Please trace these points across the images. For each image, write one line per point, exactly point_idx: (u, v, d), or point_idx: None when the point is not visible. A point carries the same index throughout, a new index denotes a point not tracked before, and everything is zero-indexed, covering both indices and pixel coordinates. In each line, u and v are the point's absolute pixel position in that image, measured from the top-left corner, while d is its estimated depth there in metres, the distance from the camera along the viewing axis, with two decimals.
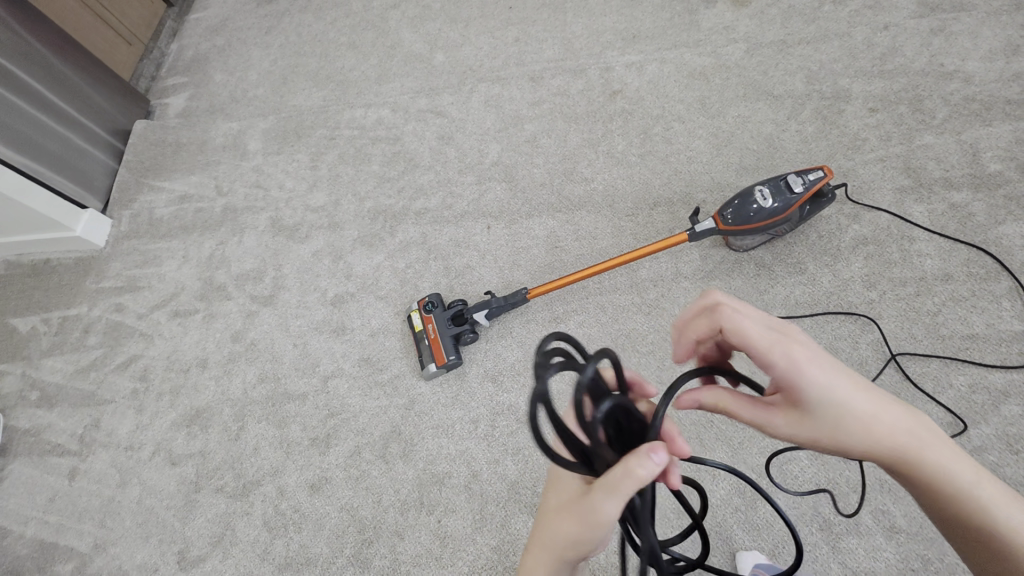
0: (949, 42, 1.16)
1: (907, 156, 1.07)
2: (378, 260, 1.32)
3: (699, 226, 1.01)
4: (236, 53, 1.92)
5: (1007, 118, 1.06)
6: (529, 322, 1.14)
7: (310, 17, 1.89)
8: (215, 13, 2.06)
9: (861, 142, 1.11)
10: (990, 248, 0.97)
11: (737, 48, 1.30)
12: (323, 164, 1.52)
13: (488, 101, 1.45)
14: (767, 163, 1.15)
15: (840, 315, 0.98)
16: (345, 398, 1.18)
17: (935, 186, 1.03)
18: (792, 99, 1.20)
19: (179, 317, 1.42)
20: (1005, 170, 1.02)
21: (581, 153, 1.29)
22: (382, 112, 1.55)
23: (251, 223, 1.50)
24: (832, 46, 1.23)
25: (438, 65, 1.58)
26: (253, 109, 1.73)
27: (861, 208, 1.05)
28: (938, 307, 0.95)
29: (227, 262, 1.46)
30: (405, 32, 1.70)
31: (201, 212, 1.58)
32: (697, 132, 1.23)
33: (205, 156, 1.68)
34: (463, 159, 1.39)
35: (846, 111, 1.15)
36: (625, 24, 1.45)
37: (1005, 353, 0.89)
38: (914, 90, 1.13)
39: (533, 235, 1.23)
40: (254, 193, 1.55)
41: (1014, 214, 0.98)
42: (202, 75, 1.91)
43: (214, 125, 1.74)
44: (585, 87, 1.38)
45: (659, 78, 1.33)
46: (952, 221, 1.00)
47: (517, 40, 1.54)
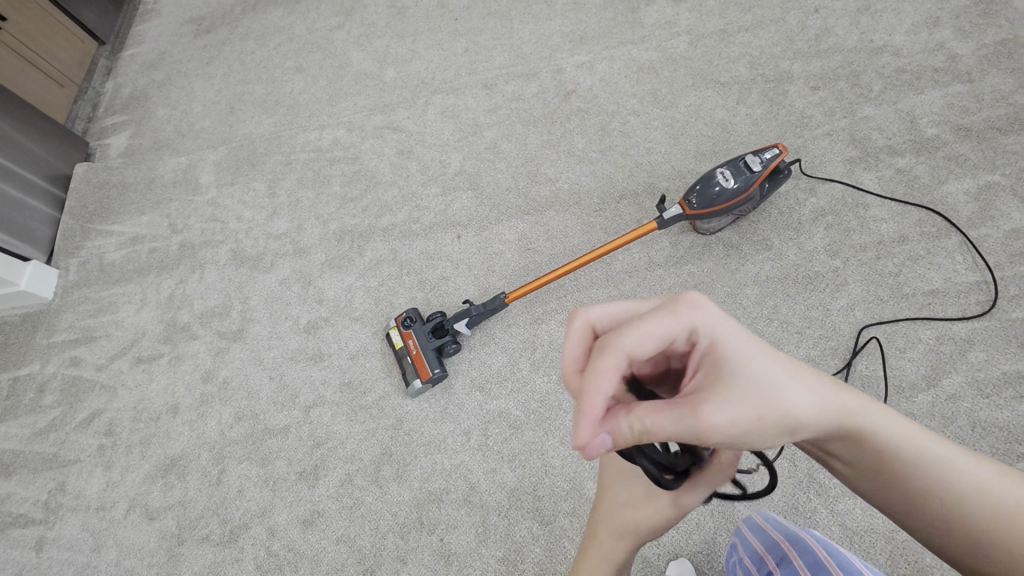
0: (875, 19, 1.22)
1: (852, 129, 1.12)
2: (349, 281, 1.29)
3: (667, 213, 1.03)
4: (177, 86, 1.86)
5: (937, 85, 1.12)
6: (511, 326, 1.13)
7: (252, 44, 1.85)
8: (151, 49, 2.00)
9: (808, 119, 1.16)
10: (938, 207, 1.01)
11: (681, 41, 1.35)
12: (281, 191, 1.48)
13: (444, 112, 1.45)
14: (723, 148, 1.19)
15: (809, 285, 1.01)
16: (329, 427, 1.14)
17: (880, 155, 1.09)
18: (738, 84, 1.24)
19: (143, 364, 1.35)
20: (942, 133, 1.07)
21: (542, 154, 1.30)
22: (338, 132, 1.53)
23: (212, 258, 1.45)
24: (769, 32, 1.29)
25: (390, 81, 1.57)
26: (202, 141, 1.68)
27: (815, 181, 1.09)
28: (898, 268, 0.99)
29: (189, 301, 1.40)
30: (352, 52, 1.69)
31: (156, 252, 1.51)
32: (653, 124, 1.26)
33: (155, 194, 1.62)
34: (425, 172, 1.38)
35: (790, 92, 1.20)
36: (571, 26, 1.47)
37: (965, 303, 0.94)
38: (849, 67, 1.19)
39: (504, 240, 1.23)
40: (211, 227, 1.50)
41: (956, 173, 1.03)
42: (144, 112, 1.84)
43: (162, 162, 1.68)
44: (538, 90, 1.39)
45: (610, 75, 1.35)
46: (900, 185, 1.05)
47: (466, 50, 1.54)
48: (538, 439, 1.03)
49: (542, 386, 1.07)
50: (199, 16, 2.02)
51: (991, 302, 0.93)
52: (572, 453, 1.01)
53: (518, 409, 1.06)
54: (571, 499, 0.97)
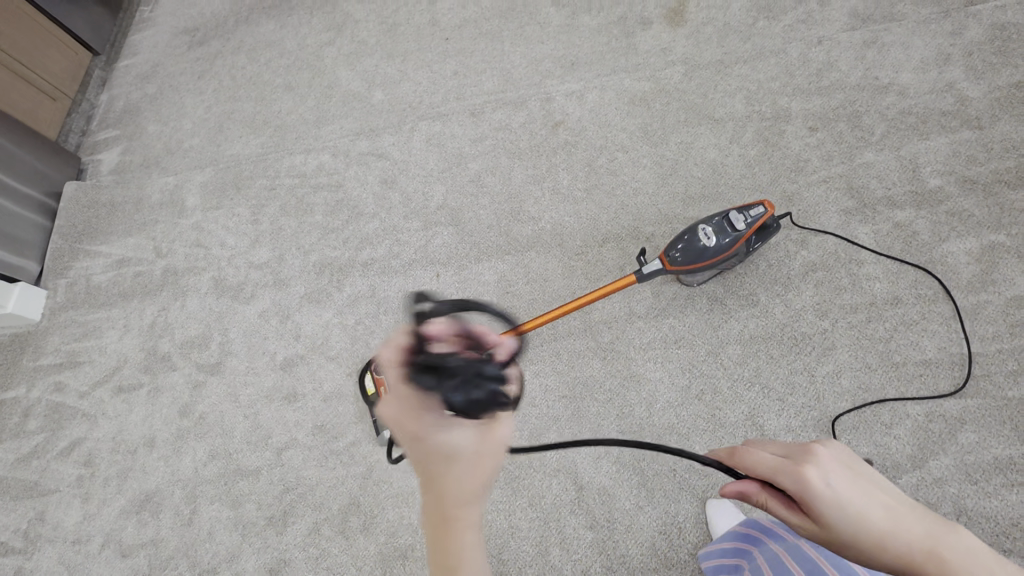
0: (882, 53, 1.15)
1: (850, 176, 1.06)
2: (327, 318, 1.27)
3: (646, 267, 0.98)
4: (169, 101, 1.84)
5: (944, 130, 1.04)
6: None
7: (243, 58, 1.82)
8: (145, 59, 1.98)
9: (803, 164, 1.09)
10: (936, 268, 0.95)
11: (676, 71, 1.28)
12: (265, 218, 1.46)
13: (429, 140, 1.41)
14: (713, 192, 1.13)
15: (794, 347, 0.96)
16: (301, 471, 1.13)
17: (878, 206, 1.02)
18: (732, 121, 1.18)
19: (124, 393, 1.35)
20: (946, 185, 1.00)
21: (526, 191, 1.26)
22: (323, 157, 1.50)
23: (194, 286, 1.44)
24: (768, 64, 1.22)
25: (377, 103, 1.53)
26: (189, 161, 1.66)
27: (807, 233, 1.04)
28: (890, 333, 0.93)
29: (170, 330, 1.40)
30: (341, 70, 1.65)
31: (140, 276, 1.51)
32: (642, 161, 1.20)
33: (141, 215, 1.61)
34: (407, 204, 1.34)
35: (787, 132, 1.13)
36: (563, 50, 1.41)
37: (959, 377, 0.88)
38: (851, 106, 1.12)
39: (483, 281, 1.20)
40: (195, 253, 1.48)
41: (958, 231, 0.97)
42: (135, 127, 1.83)
43: (150, 181, 1.67)
44: (526, 120, 1.34)
45: (600, 106, 1.30)
46: (897, 240, 0.99)
47: (456, 73, 1.49)
48: (505, 498, 1.00)
49: (513, 442, 1.04)
50: (192, 26, 1.99)
51: (985, 377, 0.88)
52: (540, 515, 0.98)
53: None
54: (537, 563, 0.95)
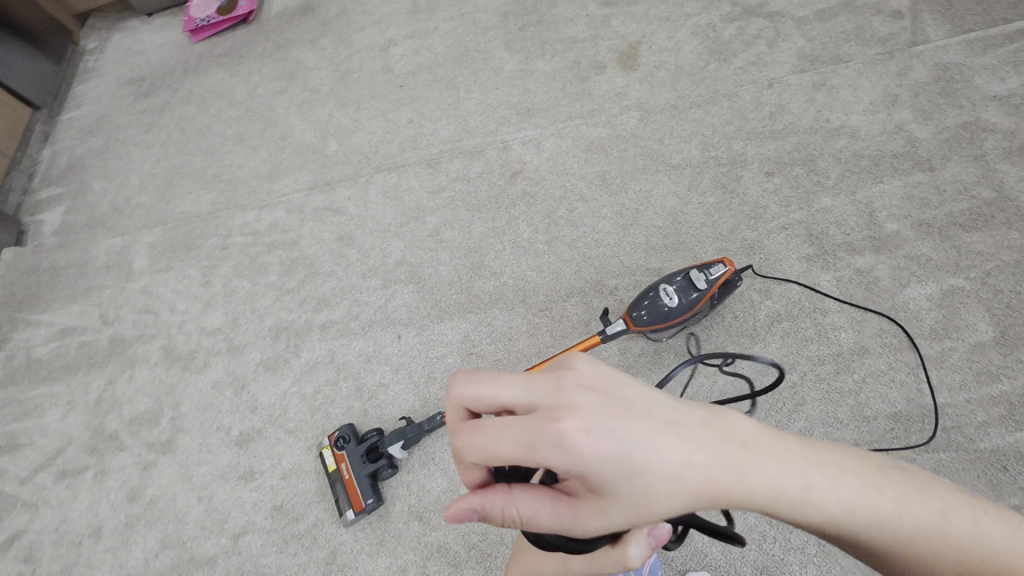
0: (832, 95, 1.16)
1: (808, 222, 1.05)
2: (284, 387, 1.21)
3: (610, 328, 0.96)
4: (115, 155, 1.77)
5: (896, 173, 1.05)
6: (451, 444, 1.06)
7: (192, 109, 1.76)
8: (89, 112, 1.90)
9: (762, 210, 1.09)
10: (899, 315, 0.95)
11: (631, 116, 1.27)
12: (216, 280, 1.40)
13: (386, 193, 1.37)
14: (675, 241, 1.11)
15: (765, 402, 0.94)
16: (259, 558, 1.06)
17: (838, 253, 1.02)
18: (689, 168, 1.17)
19: (67, 478, 1.26)
20: (902, 229, 1.00)
21: (487, 244, 1.22)
22: (277, 213, 1.44)
23: (143, 356, 1.36)
24: (722, 107, 1.22)
25: (331, 155, 1.49)
26: (137, 220, 1.59)
27: (770, 282, 1.02)
28: (858, 386, 0.92)
29: (118, 405, 1.31)
30: (294, 120, 1.60)
31: (85, 347, 1.42)
32: (602, 211, 1.18)
33: (86, 280, 1.52)
34: (365, 261, 1.30)
35: (744, 177, 1.13)
36: (518, 96, 1.40)
37: (930, 430, 0.87)
38: (805, 150, 1.12)
39: (446, 342, 1.15)
40: (143, 319, 1.41)
41: (917, 276, 0.97)
42: (79, 184, 1.74)
43: (96, 242, 1.59)
44: (483, 170, 1.32)
45: (558, 154, 1.28)
46: (859, 288, 0.98)
47: (411, 121, 1.46)
48: None
49: (484, 517, 0.99)
50: (139, 76, 1.92)
51: (956, 429, 0.86)
52: None
53: (458, 542, 0.99)
54: None
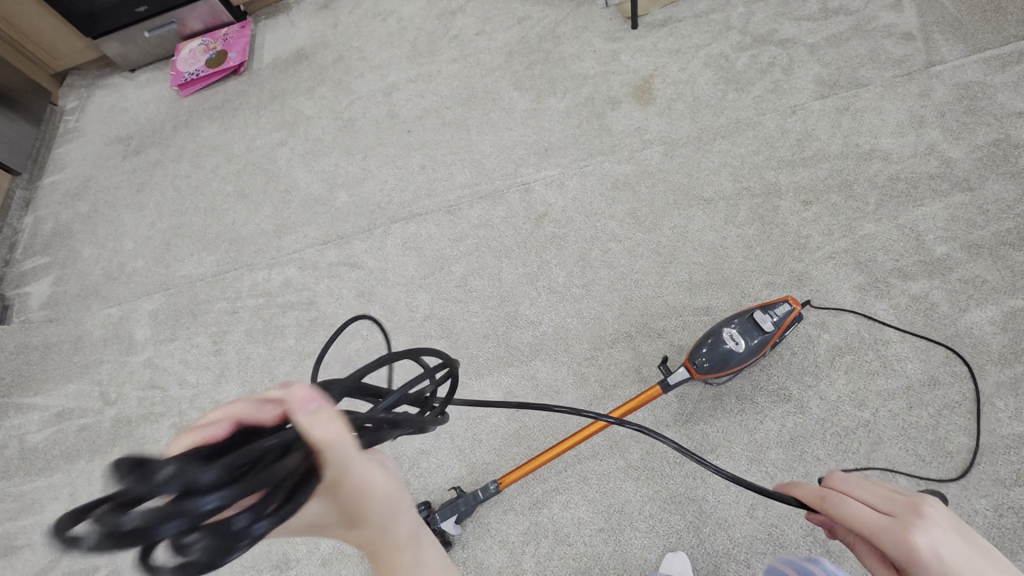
0: (857, 119, 1.15)
1: (855, 250, 1.03)
2: None
3: (672, 376, 0.89)
4: (104, 219, 1.67)
5: (936, 194, 1.04)
6: (507, 513, 0.98)
7: (186, 166, 1.69)
8: (73, 174, 1.81)
9: (805, 240, 1.06)
10: (963, 341, 0.92)
11: (655, 151, 1.25)
12: (228, 347, 1.31)
13: (405, 243, 1.31)
14: (719, 277, 1.07)
15: (840, 443, 0.90)
16: None
17: (890, 279, 0.99)
18: (723, 200, 1.14)
19: None
20: (952, 252, 0.98)
21: (520, 292, 1.17)
22: (288, 271, 1.37)
23: (152, 437, 1.25)
24: (747, 137, 1.20)
25: (342, 206, 1.43)
26: (134, 287, 1.49)
27: (825, 314, 0.99)
28: (935, 419, 0.88)
29: None
30: (298, 172, 1.54)
31: (85, 431, 1.30)
32: (638, 250, 1.14)
33: (82, 356, 1.42)
34: (390, 317, 1.23)
35: (781, 208, 1.10)
36: (533, 136, 1.37)
37: (1018, 463, 0.83)
38: (840, 176, 1.10)
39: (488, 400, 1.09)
40: (150, 396, 1.30)
41: (976, 299, 0.94)
42: (67, 251, 1.64)
43: (90, 314, 1.49)
44: (507, 214, 1.27)
45: (583, 193, 1.24)
46: (918, 315, 0.95)
47: (423, 167, 1.42)
48: None
49: None
50: (126, 134, 1.84)
51: None
52: None
53: None
54: None
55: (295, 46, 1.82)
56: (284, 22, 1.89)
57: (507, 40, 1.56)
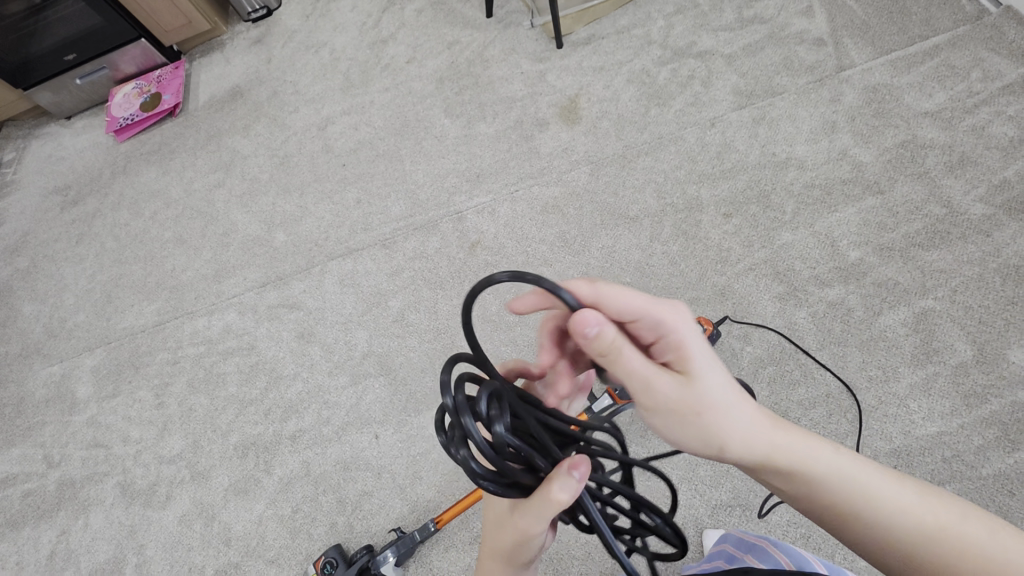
0: (773, 128, 1.17)
1: (774, 260, 1.04)
2: (258, 511, 1.11)
3: (596, 405, 0.91)
4: (45, 273, 1.65)
5: (848, 200, 1.06)
6: (448, 550, 0.99)
7: (125, 214, 1.66)
8: (12, 228, 1.78)
9: (726, 253, 1.08)
10: (878, 345, 0.94)
11: (582, 171, 1.26)
12: (171, 399, 1.30)
13: (342, 281, 1.31)
14: (645, 295, 1.08)
15: None
16: None
17: (807, 288, 1.01)
18: (648, 218, 1.16)
19: None
20: (865, 256, 1.01)
21: (455, 323, 1.17)
22: (229, 316, 1.36)
23: (97, 497, 1.23)
24: (669, 152, 1.21)
25: (280, 246, 1.42)
26: (76, 342, 1.47)
27: (748, 327, 1.00)
28: (854, 425, 0.90)
29: (74, 559, 1.18)
30: (236, 213, 1.53)
31: (29, 496, 1.28)
32: (568, 274, 1.15)
33: (24, 418, 1.39)
34: (330, 357, 1.22)
35: (703, 221, 1.12)
36: (465, 163, 1.37)
37: (932, 464, 0.85)
38: (757, 186, 1.12)
39: (427, 436, 1.08)
40: (94, 455, 1.29)
41: (889, 302, 0.96)
42: (8, 310, 1.61)
43: (32, 374, 1.46)
44: (441, 244, 1.27)
45: (514, 218, 1.25)
46: (835, 322, 0.97)
47: (359, 201, 1.42)
48: None
49: None
50: (64, 184, 1.81)
51: (956, 458, 0.85)
52: None
53: None
54: None
55: (230, 84, 1.80)
56: (218, 60, 1.87)
57: (438, 66, 1.56)
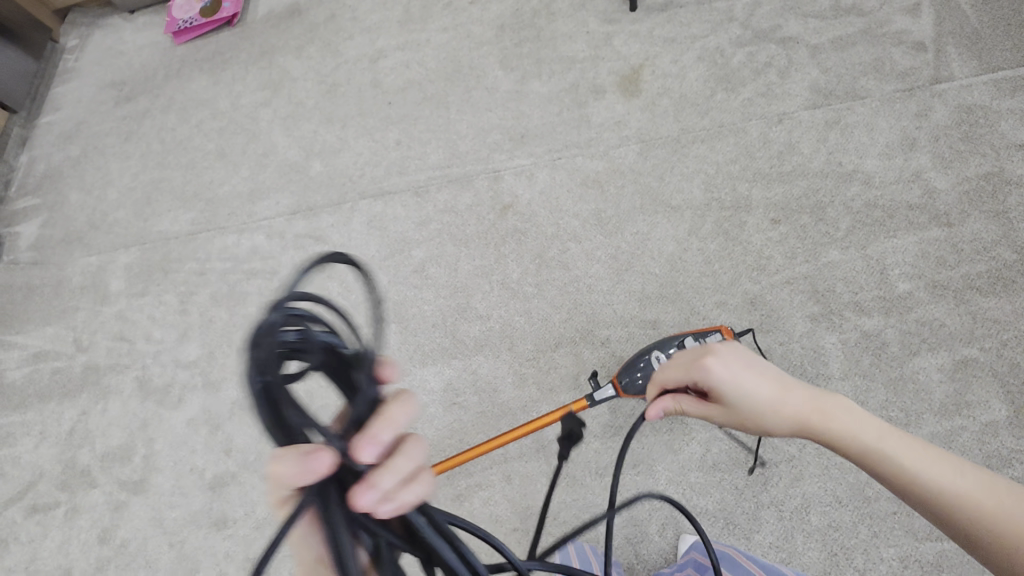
0: (846, 136, 1.08)
1: (815, 277, 0.99)
2: (259, 429, 1.16)
3: (598, 392, 0.88)
4: (93, 165, 1.69)
5: (911, 227, 0.98)
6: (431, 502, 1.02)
7: (173, 118, 1.68)
8: (67, 115, 1.82)
9: (765, 261, 1.02)
10: (906, 387, 0.89)
11: (630, 149, 1.20)
12: (193, 308, 1.34)
13: (370, 222, 1.30)
14: (671, 291, 1.04)
15: (760, 474, 0.89)
16: None
17: (844, 312, 0.95)
18: (690, 209, 1.10)
19: (38, 514, 1.22)
20: (915, 290, 0.94)
21: (474, 284, 1.16)
22: (257, 238, 1.38)
23: (116, 387, 1.31)
24: (727, 143, 1.14)
25: (315, 176, 1.42)
26: (114, 238, 1.53)
27: (772, 342, 0.96)
28: None
29: (90, 439, 1.27)
30: (277, 135, 1.53)
31: (57, 374, 1.37)
32: (595, 254, 1.11)
33: (60, 301, 1.46)
34: (347, 295, 1.24)
35: (748, 223, 1.06)
36: (512, 120, 1.32)
37: None
38: (814, 196, 1.05)
39: (428, 390, 1.10)
40: (118, 347, 1.35)
41: (929, 344, 0.90)
42: (56, 195, 1.67)
43: (71, 260, 1.53)
44: (473, 201, 1.25)
45: (552, 187, 1.21)
46: (866, 354, 0.92)
47: (399, 143, 1.39)
48: None
49: None
50: (120, 78, 1.83)
51: None
52: None
53: None
54: None
55: None
56: None
57: (501, 12, 1.48)
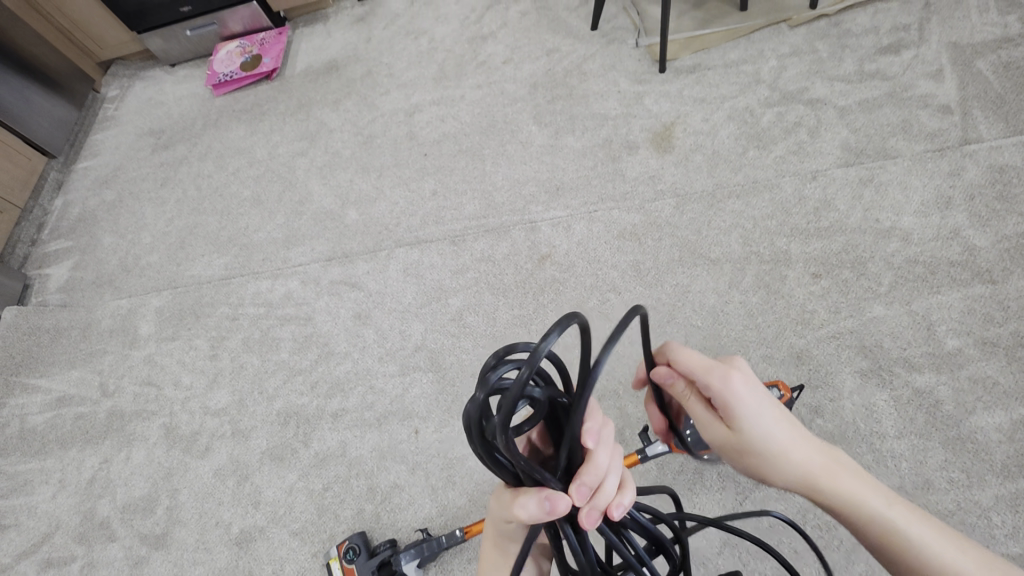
0: (881, 193, 1.11)
1: (862, 332, 0.98)
2: (290, 481, 1.13)
3: (650, 448, 0.86)
4: (128, 209, 1.72)
5: (954, 283, 0.99)
6: (471, 562, 0.98)
7: (209, 166, 1.73)
8: (104, 161, 1.87)
9: (810, 315, 1.02)
10: (965, 446, 0.87)
11: (666, 203, 1.22)
12: (225, 353, 1.33)
13: (406, 270, 1.31)
14: (714, 343, 1.04)
15: (820, 536, 0.86)
16: None
17: (894, 369, 0.94)
18: (729, 263, 1.11)
19: (51, 569, 1.17)
20: (965, 347, 0.94)
21: (512, 334, 1.16)
22: (291, 284, 1.38)
23: (142, 434, 1.28)
24: (763, 199, 1.16)
25: (351, 224, 1.44)
26: (146, 281, 1.53)
27: (823, 399, 0.95)
28: None
29: (111, 489, 1.23)
30: (314, 183, 1.56)
31: (81, 419, 1.34)
32: (636, 305, 1.12)
33: (88, 344, 1.45)
34: (383, 343, 1.23)
35: (789, 278, 1.07)
36: (546, 173, 1.36)
37: None
38: (854, 251, 1.06)
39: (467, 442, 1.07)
40: (145, 393, 1.33)
41: (985, 402, 0.89)
42: (90, 238, 1.70)
43: (101, 303, 1.53)
44: (510, 251, 1.26)
45: (589, 239, 1.22)
46: (920, 411, 0.91)
47: (435, 193, 1.42)
48: None
49: None
50: (158, 127, 1.90)
51: None
52: None
53: None
54: None
55: (327, 57, 1.84)
56: (320, 32, 1.92)
57: (534, 71, 1.54)
